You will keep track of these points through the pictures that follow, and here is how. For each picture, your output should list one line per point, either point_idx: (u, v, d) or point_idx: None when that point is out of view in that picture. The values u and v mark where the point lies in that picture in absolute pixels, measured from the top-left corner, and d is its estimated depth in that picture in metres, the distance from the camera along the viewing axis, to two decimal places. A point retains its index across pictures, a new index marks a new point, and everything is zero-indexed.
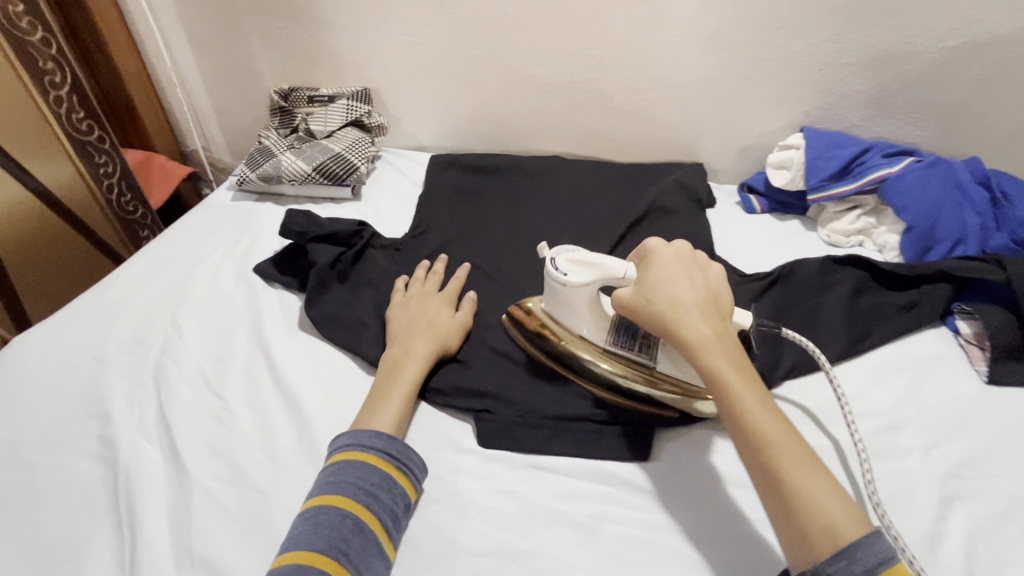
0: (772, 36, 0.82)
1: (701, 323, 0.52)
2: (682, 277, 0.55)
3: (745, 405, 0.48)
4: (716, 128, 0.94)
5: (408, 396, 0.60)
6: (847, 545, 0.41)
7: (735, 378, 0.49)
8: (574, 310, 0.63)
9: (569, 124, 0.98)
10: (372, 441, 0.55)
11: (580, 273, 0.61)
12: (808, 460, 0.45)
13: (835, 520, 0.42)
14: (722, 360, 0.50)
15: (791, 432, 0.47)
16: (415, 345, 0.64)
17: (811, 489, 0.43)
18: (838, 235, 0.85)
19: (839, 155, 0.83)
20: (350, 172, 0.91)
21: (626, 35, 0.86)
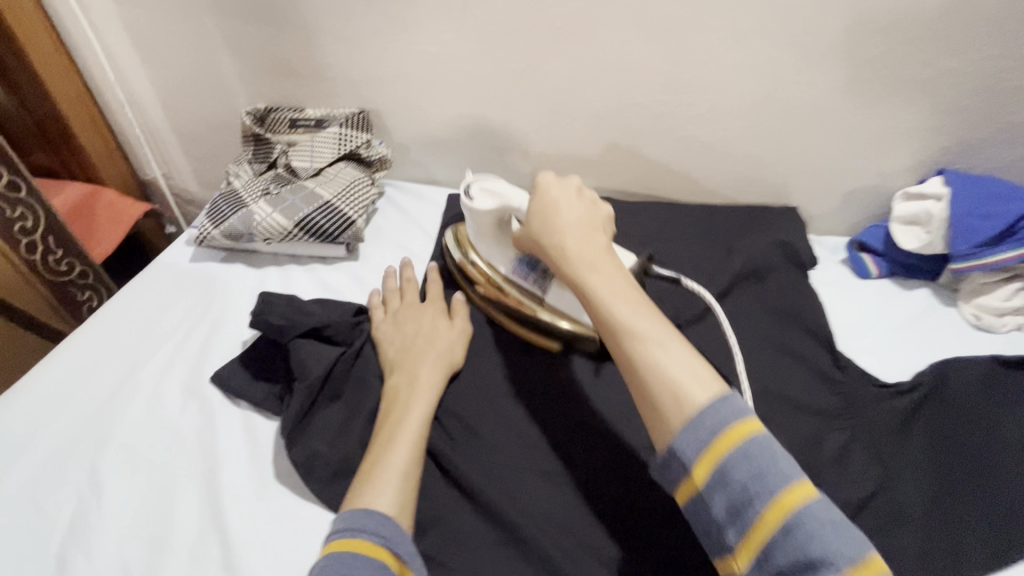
0: (917, 49, 0.60)
1: (567, 232, 0.50)
2: (565, 196, 0.53)
3: (608, 298, 0.45)
4: (818, 166, 0.72)
5: (419, 441, 0.49)
6: (692, 415, 0.38)
7: (598, 281, 0.47)
8: (488, 240, 0.60)
9: (623, 157, 0.77)
10: (373, 524, 0.42)
11: (484, 200, 0.57)
12: (671, 338, 0.42)
13: (682, 387, 0.39)
14: (587, 262, 0.48)
15: (654, 315, 0.44)
16: (420, 372, 0.53)
17: (658, 360, 0.41)
18: (990, 316, 0.64)
19: (1000, 212, 0.62)
20: (343, 226, 0.70)
21: (714, 46, 0.64)
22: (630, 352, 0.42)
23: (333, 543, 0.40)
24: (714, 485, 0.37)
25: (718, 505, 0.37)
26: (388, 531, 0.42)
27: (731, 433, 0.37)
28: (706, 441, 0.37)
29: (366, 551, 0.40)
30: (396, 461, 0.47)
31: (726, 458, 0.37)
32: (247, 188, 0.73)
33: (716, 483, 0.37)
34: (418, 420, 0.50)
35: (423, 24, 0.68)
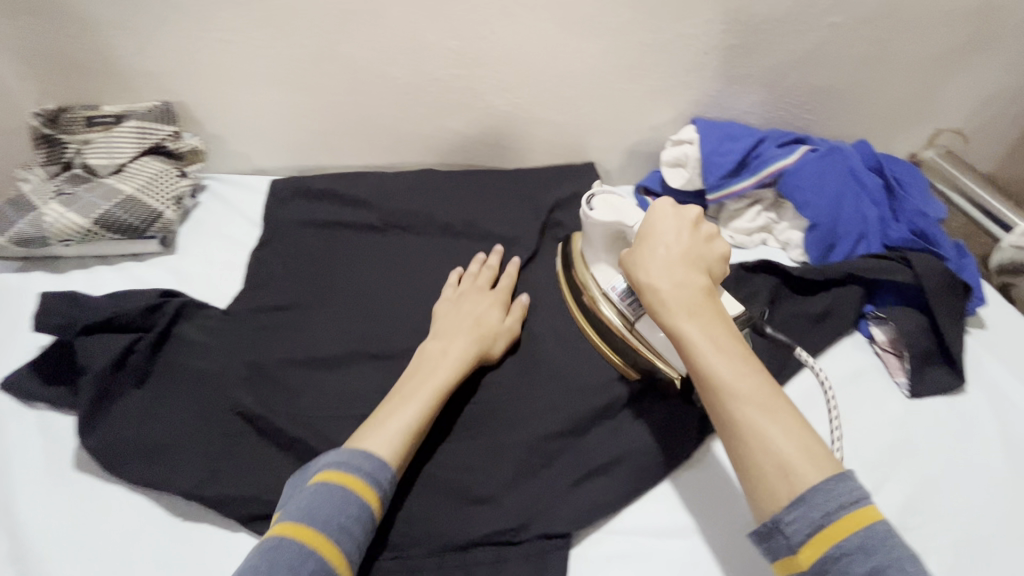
0: (654, 18, 0.71)
1: (666, 271, 0.48)
2: (669, 229, 0.51)
3: (700, 354, 0.44)
4: (604, 124, 0.83)
5: (430, 407, 0.52)
6: (804, 492, 0.39)
7: (689, 329, 0.45)
8: (597, 251, 0.59)
9: (437, 129, 0.82)
10: (369, 468, 0.47)
11: (604, 210, 0.56)
12: (758, 400, 0.42)
13: (790, 461, 0.40)
14: (681, 311, 0.46)
15: (748, 371, 0.43)
16: (454, 344, 0.57)
17: (764, 428, 0.41)
18: (740, 236, 0.78)
19: (734, 149, 0.75)
20: (151, 220, 0.69)
21: (490, 22, 0.71)
22: (727, 409, 0.42)
23: (330, 472, 0.46)
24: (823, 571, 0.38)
25: None
26: (382, 477, 0.47)
27: (846, 525, 0.38)
28: (816, 524, 0.38)
29: (353, 490, 0.45)
30: (399, 419, 0.50)
31: (839, 544, 0.38)
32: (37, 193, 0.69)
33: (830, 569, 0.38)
34: (437, 388, 0.53)
35: (211, 11, 0.69)
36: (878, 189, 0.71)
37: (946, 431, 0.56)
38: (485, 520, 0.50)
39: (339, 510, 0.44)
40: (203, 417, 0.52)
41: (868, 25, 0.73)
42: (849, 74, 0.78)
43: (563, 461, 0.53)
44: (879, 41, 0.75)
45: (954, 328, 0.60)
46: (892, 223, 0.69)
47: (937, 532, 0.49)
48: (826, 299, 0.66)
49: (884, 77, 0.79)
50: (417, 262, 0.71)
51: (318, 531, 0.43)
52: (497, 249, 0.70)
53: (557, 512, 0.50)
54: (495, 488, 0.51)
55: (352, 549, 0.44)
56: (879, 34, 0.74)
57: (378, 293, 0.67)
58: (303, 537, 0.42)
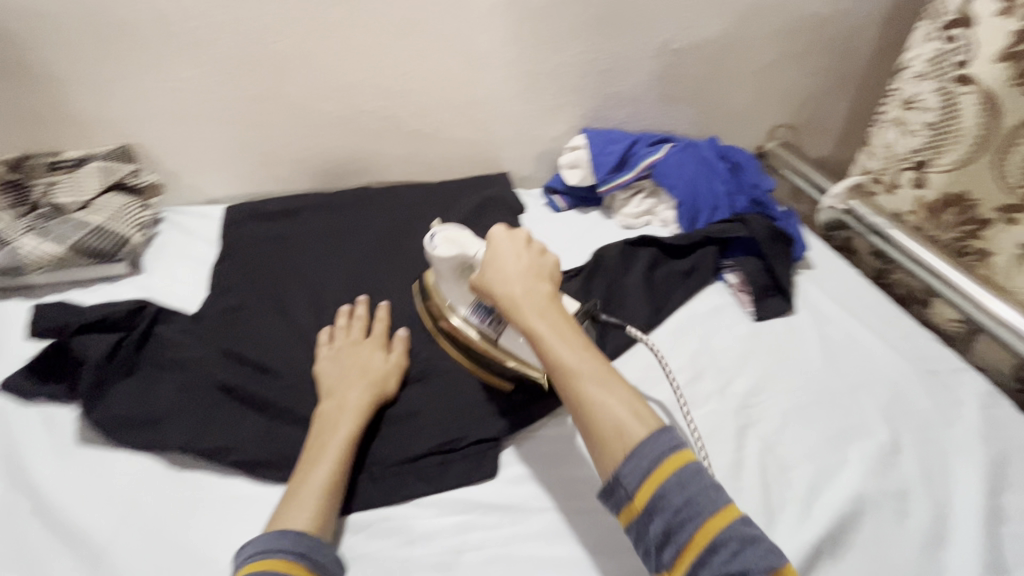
0: (537, 52, 0.90)
1: (515, 282, 0.55)
2: (510, 247, 0.57)
3: (551, 341, 0.51)
4: (512, 139, 1.00)
5: (340, 458, 0.55)
6: (634, 447, 0.46)
7: (542, 325, 0.52)
8: (449, 283, 0.62)
9: (371, 154, 0.97)
10: (288, 543, 0.48)
11: (446, 247, 0.60)
12: (598, 377, 0.50)
13: (625, 425, 0.47)
14: (533, 310, 0.53)
15: (583, 352, 0.51)
16: (349, 396, 0.60)
17: (603, 399, 0.49)
18: (629, 218, 0.96)
19: (615, 150, 0.94)
20: (120, 245, 0.79)
21: (405, 62, 0.87)
22: (568, 383, 0.50)
23: (250, 562, 0.47)
24: (651, 510, 0.45)
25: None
26: (304, 546, 0.49)
27: (672, 460, 0.45)
28: (658, 457, 0.45)
29: (284, 569, 0.46)
30: (319, 476, 0.53)
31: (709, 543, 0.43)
32: (10, 230, 0.77)
33: (656, 507, 0.45)
34: (343, 443, 0.56)
35: (166, 66, 0.81)
36: (725, 171, 0.91)
37: (782, 341, 0.73)
38: (429, 439, 0.61)
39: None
40: (190, 391, 0.62)
41: (701, 50, 0.95)
42: (696, 87, 1.00)
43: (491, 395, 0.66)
44: (712, 60, 0.97)
45: (782, 267, 0.80)
46: (737, 195, 0.90)
47: (770, 406, 0.64)
48: (693, 259, 0.84)
49: (723, 87, 1.01)
50: (363, 261, 0.84)
51: None
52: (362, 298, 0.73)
53: (488, 424, 0.62)
54: (434, 416, 0.63)
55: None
56: (711, 55, 0.96)
57: (332, 288, 0.79)
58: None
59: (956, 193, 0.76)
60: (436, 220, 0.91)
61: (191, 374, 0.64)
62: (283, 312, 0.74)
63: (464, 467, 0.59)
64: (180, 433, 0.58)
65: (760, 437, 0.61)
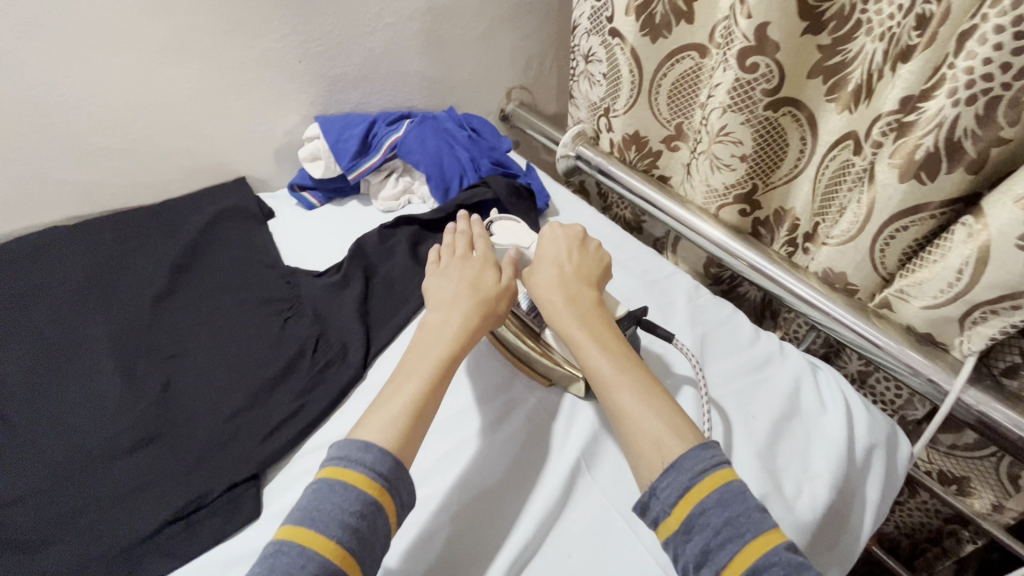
0: (232, 39, 0.80)
1: (557, 289, 0.60)
2: (560, 247, 0.64)
3: (588, 352, 0.56)
4: (237, 138, 0.90)
5: (430, 377, 0.54)
6: (672, 461, 0.47)
7: (578, 332, 0.57)
8: None
9: (49, 183, 0.79)
10: (371, 458, 0.47)
11: (503, 235, 0.69)
12: (633, 389, 0.53)
13: (660, 437, 0.49)
14: (572, 319, 0.58)
15: (614, 367, 0.54)
16: (451, 313, 0.59)
17: (628, 408, 0.52)
18: (389, 202, 0.93)
19: (353, 134, 0.90)
20: None
21: (57, 65, 0.72)
22: (609, 394, 0.53)
23: (336, 469, 0.47)
24: (689, 528, 0.45)
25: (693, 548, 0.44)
26: (385, 466, 0.48)
27: (715, 476, 0.46)
28: (713, 465, 0.46)
29: (355, 484, 0.46)
30: (403, 398, 0.52)
31: (739, 535, 0.43)
32: None
33: (695, 525, 0.45)
34: (400, 406, 0.51)
35: None
36: (466, 138, 0.94)
37: None
38: (169, 504, 0.53)
39: (342, 505, 0.45)
40: None
41: (418, 23, 0.95)
42: (425, 59, 1.00)
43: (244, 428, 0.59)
44: (433, 31, 0.97)
45: (527, 220, 0.86)
46: (481, 159, 0.93)
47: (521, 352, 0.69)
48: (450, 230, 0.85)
49: (452, 56, 1.03)
50: (57, 314, 0.68)
51: (316, 534, 0.43)
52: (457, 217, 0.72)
53: (242, 463, 0.56)
54: (173, 476, 0.54)
55: (359, 547, 0.44)
56: (429, 26, 0.96)
57: (13, 360, 0.63)
58: (311, 547, 0.43)
59: (635, 132, 0.90)
60: (154, 245, 0.78)
61: None
62: None
63: (218, 520, 0.53)
64: None
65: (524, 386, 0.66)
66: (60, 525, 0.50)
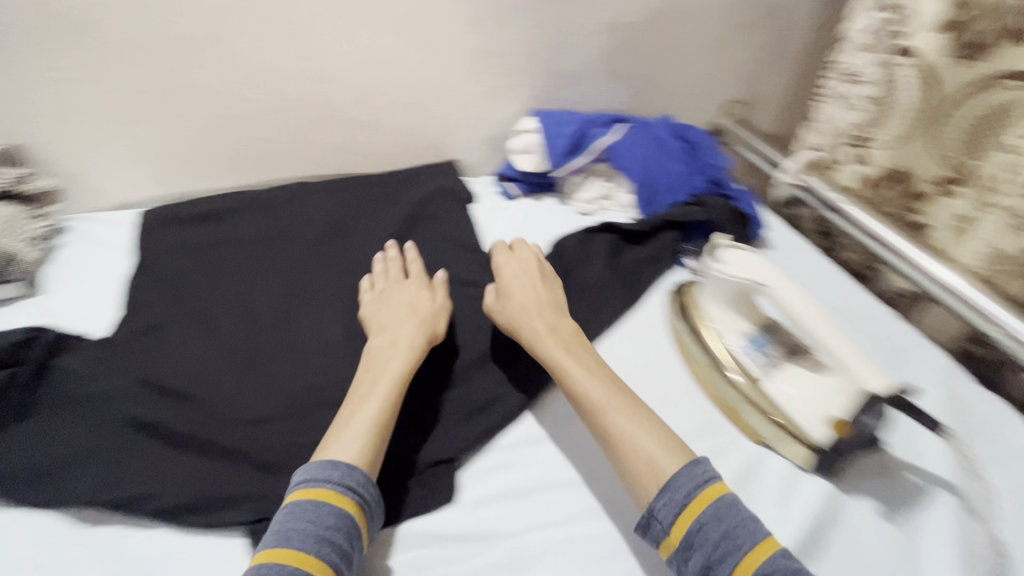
0: (479, 28, 0.83)
1: (536, 319, 0.64)
2: (516, 274, 0.69)
3: (571, 375, 0.58)
4: (456, 124, 0.92)
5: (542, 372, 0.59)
6: (670, 480, 0.49)
7: (564, 357, 0.60)
8: (719, 302, 0.66)
9: (301, 145, 0.87)
10: (337, 475, 0.49)
11: (736, 266, 0.61)
12: (621, 410, 0.55)
13: (654, 456, 0.51)
14: (554, 343, 0.62)
15: (595, 383, 0.58)
16: (513, 299, 0.66)
17: (623, 431, 0.53)
18: (586, 205, 0.92)
19: (567, 132, 0.89)
20: (9, 263, 0.68)
21: (333, 41, 0.78)
22: (595, 413, 0.55)
23: (308, 490, 0.48)
24: (689, 544, 0.47)
25: (695, 563, 0.46)
26: (354, 481, 0.50)
27: (711, 492, 0.48)
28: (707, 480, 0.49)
29: (325, 500, 0.47)
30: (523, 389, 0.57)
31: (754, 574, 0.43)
32: None
33: (694, 543, 0.46)
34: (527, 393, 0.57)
35: (46, 52, 0.69)
36: (682, 151, 0.88)
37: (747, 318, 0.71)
38: (379, 465, 0.56)
39: (317, 522, 0.46)
40: (101, 429, 0.55)
41: (651, 24, 0.91)
42: (648, 62, 0.96)
43: (445, 407, 0.61)
44: (664, 34, 0.92)
45: None
46: (695, 175, 0.86)
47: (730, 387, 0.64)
48: (652, 244, 0.81)
49: (675, 61, 0.97)
50: (295, 265, 0.76)
51: (298, 546, 0.44)
52: (391, 243, 0.77)
53: (443, 443, 0.58)
54: None
55: (316, 554, 0.44)
56: (662, 28, 0.92)
57: (260, 299, 0.71)
58: (293, 558, 0.44)
59: (893, 167, 0.79)
60: (375, 214, 0.84)
61: (100, 409, 0.56)
62: (210, 326, 0.67)
63: (419, 494, 0.55)
64: (86, 484, 0.51)
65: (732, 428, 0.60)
66: (297, 457, 0.56)
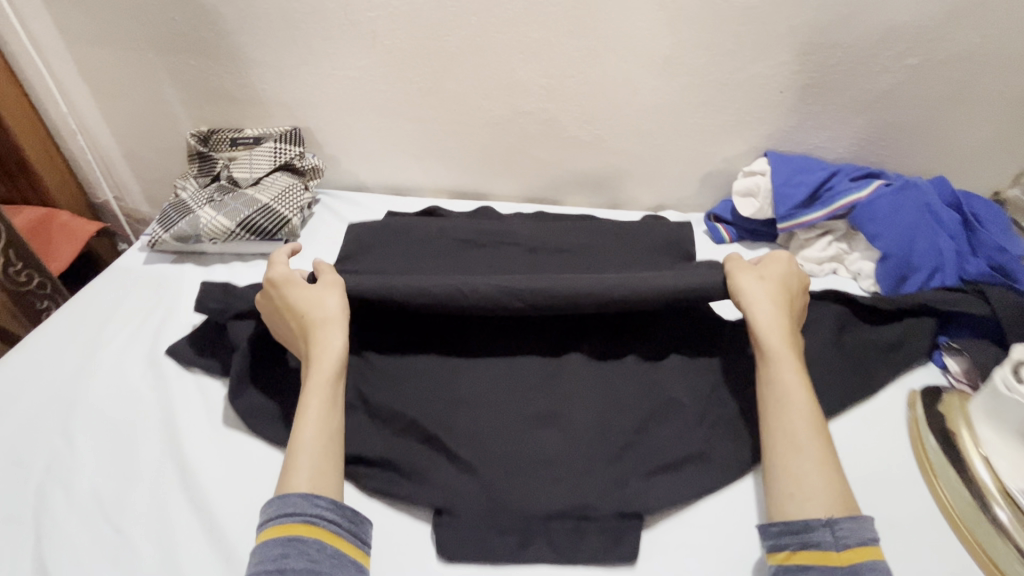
0: (729, 59, 0.77)
1: (776, 328, 0.55)
2: (785, 290, 0.59)
3: (786, 397, 0.52)
4: (678, 154, 0.88)
5: (800, 439, 0.50)
6: (851, 516, 0.46)
7: (788, 376, 0.53)
8: (1005, 430, 0.52)
9: (520, 156, 0.91)
10: (292, 505, 0.46)
11: None
12: (821, 447, 0.49)
13: (832, 496, 0.47)
14: (785, 357, 0.54)
15: (809, 408, 0.51)
16: (779, 346, 0.54)
17: (806, 468, 0.48)
18: (810, 263, 0.80)
19: (805, 181, 0.79)
20: (280, 226, 0.81)
21: (577, 62, 0.79)
22: (790, 438, 0.50)
23: (270, 530, 0.45)
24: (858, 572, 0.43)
25: None
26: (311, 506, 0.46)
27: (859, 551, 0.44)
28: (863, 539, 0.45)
29: (292, 529, 0.44)
30: (810, 462, 0.48)
31: None
32: (194, 199, 0.84)
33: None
34: (796, 460, 0.49)
35: (341, 53, 0.81)
36: (955, 224, 0.73)
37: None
38: (561, 496, 0.52)
39: (297, 551, 0.43)
40: None
41: (943, 68, 0.76)
42: (924, 114, 0.81)
43: (637, 453, 0.55)
44: (957, 81, 0.77)
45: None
46: (970, 256, 0.71)
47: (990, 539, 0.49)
48: (899, 330, 0.67)
49: (962, 119, 0.81)
50: (497, 266, 0.74)
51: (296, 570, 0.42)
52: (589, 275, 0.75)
53: (631, 495, 0.52)
54: (571, 469, 0.53)
55: (298, 518, 0.45)
56: (957, 76, 0.77)
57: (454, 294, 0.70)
58: (282, 530, 0.44)
59: None
60: (580, 229, 0.81)
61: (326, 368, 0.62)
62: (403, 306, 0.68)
63: (601, 540, 0.50)
64: None
65: None
66: (484, 460, 0.54)
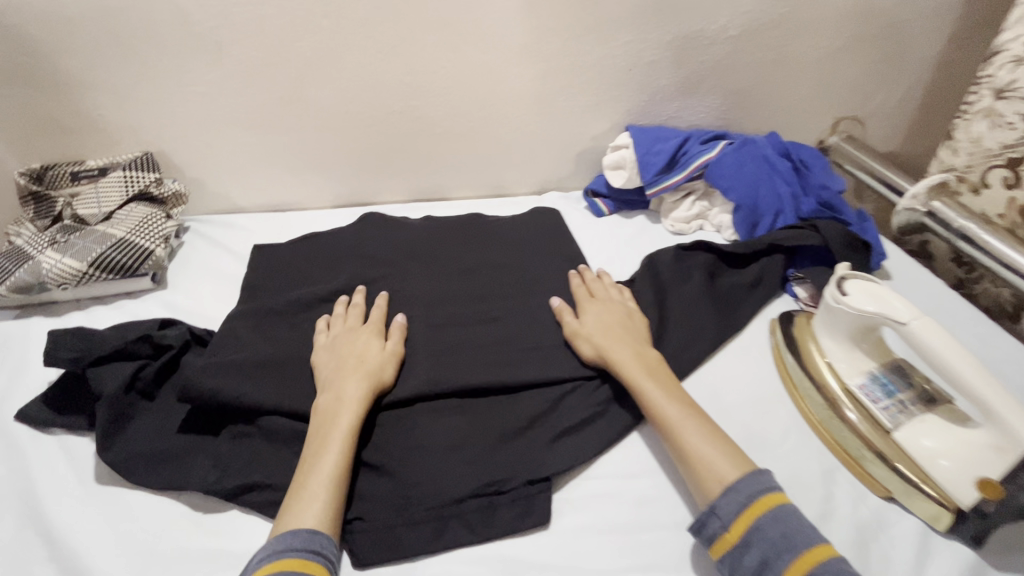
0: (580, 43, 0.82)
1: (620, 343, 0.60)
2: (603, 313, 0.64)
3: (654, 399, 0.55)
4: (550, 138, 0.92)
5: (676, 433, 0.52)
6: (735, 480, 0.48)
7: (645, 382, 0.56)
8: (840, 335, 0.59)
9: (399, 158, 0.91)
10: (301, 542, 0.45)
11: (862, 296, 0.56)
12: (702, 428, 0.52)
13: (713, 465, 0.49)
14: (636, 366, 0.58)
15: (674, 399, 0.55)
16: (619, 355, 0.59)
17: (698, 452, 0.50)
18: (680, 223, 0.88)
19: (664, 149, 0.86)
20: (142, 259, 0.74)
21: (437, 57, 0.80)
22: (675, 437, 0.52)
23: (281, 561, 0.43)
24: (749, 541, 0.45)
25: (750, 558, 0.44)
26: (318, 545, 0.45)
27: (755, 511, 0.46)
28: (746, 502, 0.46)
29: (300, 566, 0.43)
30: (701, 449, 0.51)
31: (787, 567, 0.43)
32: (32, 244, 0.75)
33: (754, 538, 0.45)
34: (694, 449, 0.51)
35: (186, 67, 0.76)
36: (789, 171, 0.83)
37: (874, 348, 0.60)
38: (471, 480, 0.53)
39: None
40: (206, 420, 0.57)
41: (761, 37, 0.87)
42: (752, 79, 0.91)
43: (541, 425, 0.57)
44: (773, 48, 0.88)
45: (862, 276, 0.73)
46: (803, 197, 0.81)
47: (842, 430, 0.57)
48: (757, 269, 0.75)
49: (782, 80, 0.93)
50: (387, 267, 0.73)
51: None
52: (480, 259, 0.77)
53: (537, 462, 0.55)
54: (481, 452, 0.54)
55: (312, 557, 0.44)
56: (772, 43, 0.87)
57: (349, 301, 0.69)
58: (303, 566, 0.43)
59: None
60: (466, 219, 0.82)
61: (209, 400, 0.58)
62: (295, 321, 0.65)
63: (515, 512, 0.52)
64: (202, 467, 0.53)
65: (852, 480, 0.55)
66: (399, 462, 0.54)
